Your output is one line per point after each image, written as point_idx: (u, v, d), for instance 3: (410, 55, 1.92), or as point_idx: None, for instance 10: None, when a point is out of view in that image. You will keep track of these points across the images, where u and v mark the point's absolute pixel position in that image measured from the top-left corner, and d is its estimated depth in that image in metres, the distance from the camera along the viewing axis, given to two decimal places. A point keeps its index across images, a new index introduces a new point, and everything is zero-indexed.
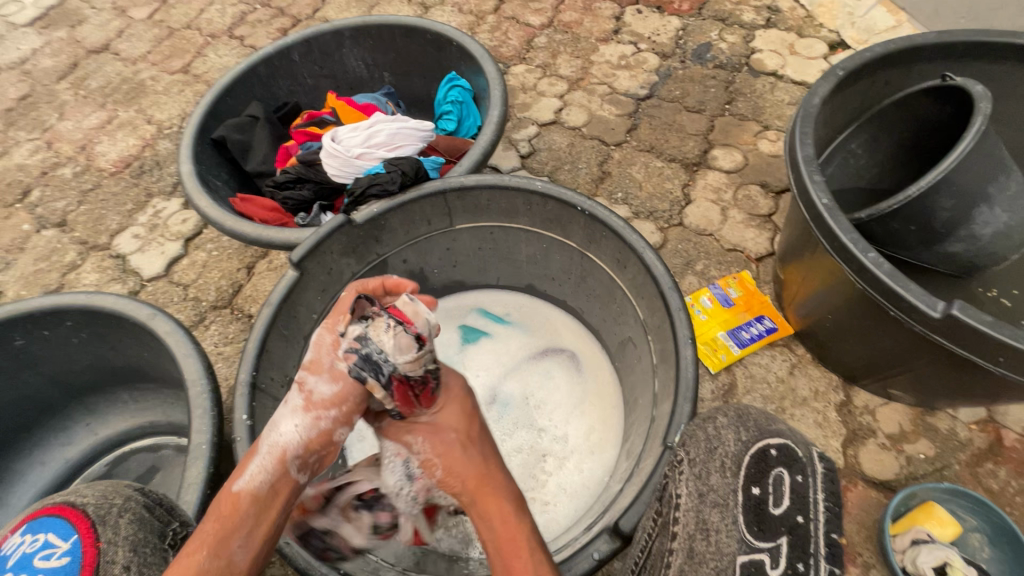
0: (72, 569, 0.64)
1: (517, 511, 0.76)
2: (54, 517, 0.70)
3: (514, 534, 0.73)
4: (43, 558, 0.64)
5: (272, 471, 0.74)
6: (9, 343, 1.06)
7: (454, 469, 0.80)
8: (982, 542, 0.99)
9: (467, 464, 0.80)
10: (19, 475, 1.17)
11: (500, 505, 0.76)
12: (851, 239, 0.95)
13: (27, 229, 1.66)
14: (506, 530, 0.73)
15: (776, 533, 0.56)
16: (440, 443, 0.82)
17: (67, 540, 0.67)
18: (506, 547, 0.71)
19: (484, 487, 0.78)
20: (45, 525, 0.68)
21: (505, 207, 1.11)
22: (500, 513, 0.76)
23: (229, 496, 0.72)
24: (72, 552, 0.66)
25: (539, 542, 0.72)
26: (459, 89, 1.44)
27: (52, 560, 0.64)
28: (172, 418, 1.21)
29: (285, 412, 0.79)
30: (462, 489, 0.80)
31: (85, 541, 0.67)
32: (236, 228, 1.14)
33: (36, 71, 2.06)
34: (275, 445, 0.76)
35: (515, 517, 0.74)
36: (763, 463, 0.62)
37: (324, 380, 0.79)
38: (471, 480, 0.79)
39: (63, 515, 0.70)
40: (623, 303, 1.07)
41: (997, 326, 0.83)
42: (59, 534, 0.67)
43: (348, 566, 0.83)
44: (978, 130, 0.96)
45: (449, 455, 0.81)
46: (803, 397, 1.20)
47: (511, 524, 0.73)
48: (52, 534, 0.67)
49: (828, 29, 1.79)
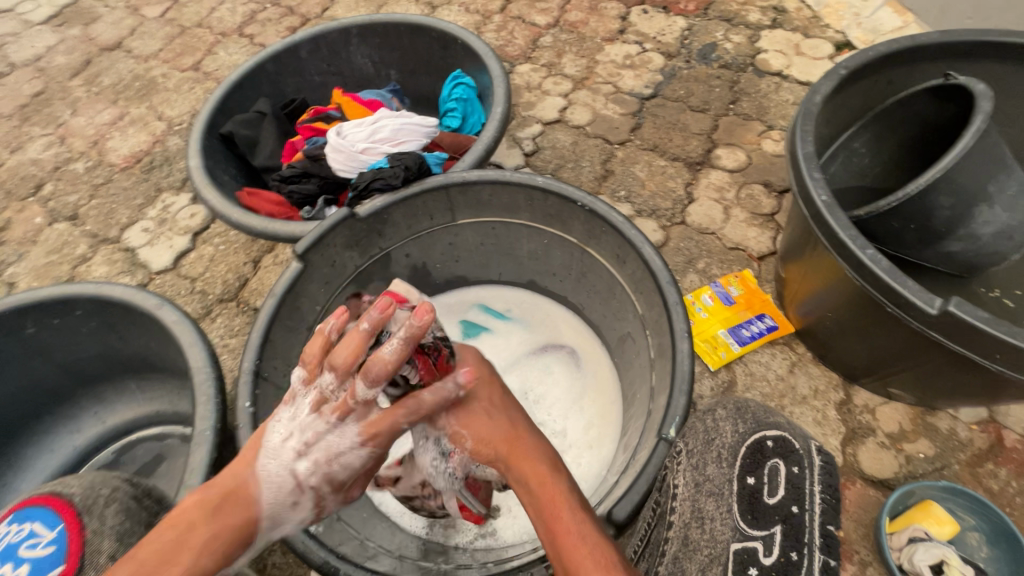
0: (58, 558, 0.68)
1: (552, 469, 0.70)
2: (40, 506, 0.73)
3: (557, 495, 0.66)
4: (29, 547, 0.68)
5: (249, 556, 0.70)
6: (20, 332, 1.09)
7: (484, 431, 0.76)
8: (980, 542, 0.98)
9: (495, 425, 0.76)
10: (29, 461, 1.20)
11: (535, 463, 0.71)
12: (850, 236, 0.95)
13: (39, 222, 1.69)
14: (546, 488, 0.67)
15: (770, 521, 0.57)
16: (466, 408, 0.78)
17: (53, 530, 0.71)
18: (550, 508, 0.65)
19: (518, 446, 0.73)
20: (31, 515, 0.72)
21: (507, 203, 1.12)
22: (537, 466, 0.70)
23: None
24: (58, 541, 0.70)
25: (581, 499, 0.66)
26: (464, 87, 1.45)
27: (39, 549, 0.68)
28: (178, 408, 1.23)
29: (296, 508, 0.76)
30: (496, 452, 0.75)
31: (71, 532, 0.71)
32: (242, 221, 1.16)
33: (49, 68, 2.10)
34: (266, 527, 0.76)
35: (552, 475, 0.68)
36: (758, 454, 0.63)
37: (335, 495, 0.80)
38: (504, 442, 0.74)
39: (49, 505, 0.73)
40: (623, 298, 1.08)
41: (994, 323, 0.84)
42: (45, 523, 0.71)
43: (346, 550, 0.85)
44: (978, 128, 0.96)
45: (476, 418, 0.78)
46: (802, 396, 1.20)
47: (545, 478, 0.68)
48: (38, 524, 0.71)
49: (834, 30, 1.79)
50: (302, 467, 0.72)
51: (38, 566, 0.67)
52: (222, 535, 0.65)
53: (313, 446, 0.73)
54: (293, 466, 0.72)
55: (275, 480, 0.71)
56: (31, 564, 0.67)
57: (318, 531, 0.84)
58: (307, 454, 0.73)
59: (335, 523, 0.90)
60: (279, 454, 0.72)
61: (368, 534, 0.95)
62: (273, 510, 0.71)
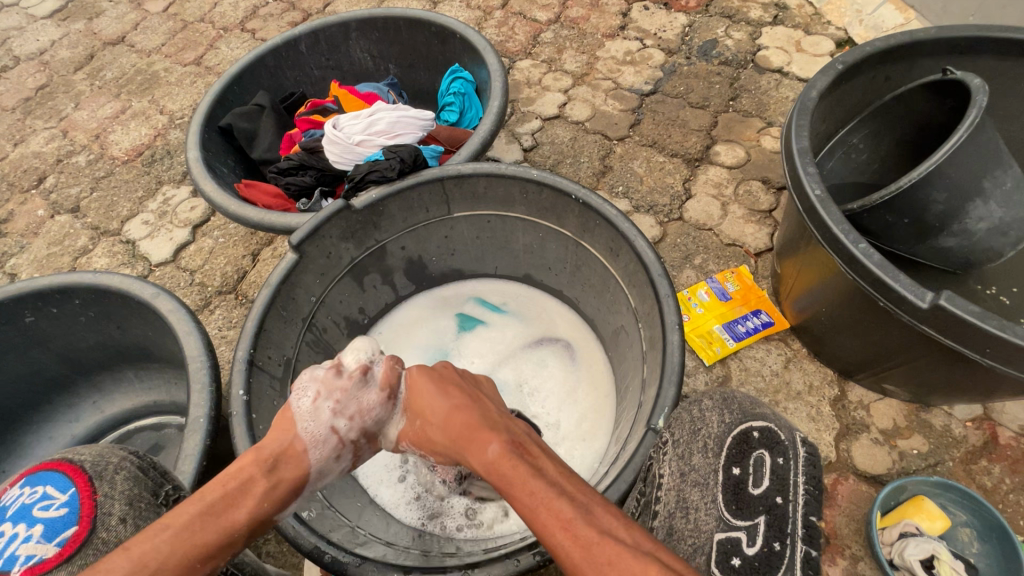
0: (70, 519, 0.68)
1: (498, 442, 0.66)
2: (52, 471, 0.73)
3: (502, 466, 0.63)
4: (43, 509, 0.68)
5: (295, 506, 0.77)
6: (20, 320, 1.10)
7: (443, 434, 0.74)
8: (971, 537, 0.98)
9: (452, 423, 0.73)
10: (29, 449, 1.21)
11: (484, 441, 0.67)
12: (842, 230, 0.95)
13: (41, 215, 1.70)
14: (495, 464, 0.63)
15: (754, 512, 0.61)
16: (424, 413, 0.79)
17: (65, 492, 0.70)
18: (507, 490, 0.61)
19: (470, 430, 0.70)
20: (43, 479, 0.72)
21: (502, 196, 1.13)
22: (486, 446, 0.66)
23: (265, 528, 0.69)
24: (70, 503, 0.69)
25: (535, 465, 0.62)
26: (462, 81, 1.46)
27: (52, 510, 0.68)
28: (175, 397, 1.24)
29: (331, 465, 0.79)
30: (458, 446, 0.71)
31: (82, 493, 0.70)
32: (239, 212, 1.16)
33: (53, 62, 2.11)
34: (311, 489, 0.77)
35: (505, 451, 0.64)
36: (744, 445, 0.66)
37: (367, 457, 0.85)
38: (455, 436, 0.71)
39: (60, 470, 0.73)
40: (616, 291, 1.08)
41: (983, 317, 0.84)
42: (57, 486, 0.71)
43: (337, 537, 0.85)
44: (973, 122, 0.96)
45: (434, 422, 0.76)
46: (796, 391, 1.20)
47: (494, 455, 0.64)
48: (51, 487, 0.71)
49: (835, 27, 1.78)
50: (339, 421, 0.80)
51: (52, 527, 0.67)
52: (274, 489, 0.70)
53: (345, 404, 0.81)
54: (331, 419, 0.79)
55: (318, 438, 0.77)
56: (44, 525, 0.67)
57: (309, 517, 0.84)
58: (342, 409, 0.81)
59: (327, 511, 0.90)
60: (316, 415, 0.78)
61: (360, 523, 0.95)
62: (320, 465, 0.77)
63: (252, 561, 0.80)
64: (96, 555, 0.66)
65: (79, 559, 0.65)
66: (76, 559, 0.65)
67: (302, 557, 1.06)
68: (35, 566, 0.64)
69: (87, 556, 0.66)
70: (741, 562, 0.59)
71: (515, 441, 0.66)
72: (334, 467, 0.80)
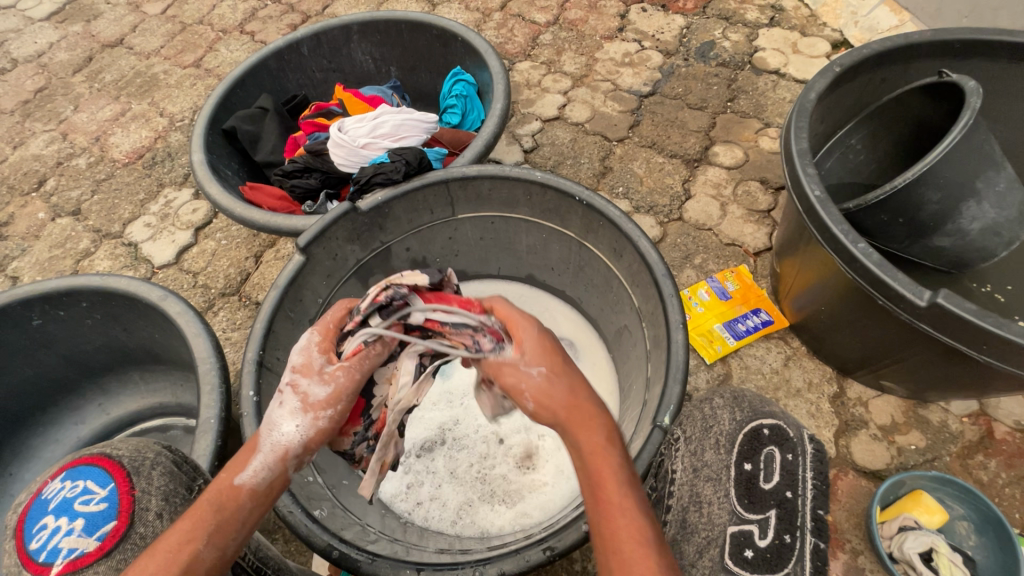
0: (110, 514, 0.67)
1: (614, 447, 0.62)
2: (92, 465, 0.71)
3: (608, 465, 0.61)
4: (83, 503, 0.67)
5: (275, 471, 0.68)
6: (27, 323, 1.10)
7: (554, 396, 0.67)
8: (968, 530, 1.00)
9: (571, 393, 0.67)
10: (34, 452, 1.22)
11: (592, 428, 0.63)
12: (842, 230, 0.97)
13: (42, 218, 1.70)
14: (596, 468, 0.60)
15: (765, 506, 0.64)
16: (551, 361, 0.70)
17: (105, 487, 0.69)
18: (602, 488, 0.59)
19: (578, 418, 0.65)
20: (84, 473, 0.70)
21: (506, 197, 1.14)
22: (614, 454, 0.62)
23: (233, 496, 0.65)
24: (110, 498, 0.68)
25: (635, 480, 0.61)
26: (464, 84, 1.48)
27: (92, 505, 0.67)
28: (182, 399, 1.25)
29: (279, 410, 0.72)
30: (556, 424, 0.66)
31: (121, 489, 0.69)
32: (246, 216, 1.17)
33: (52, 65, 2.11)
34: (275, 444, 0.69)
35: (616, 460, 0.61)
36: (756, 442, 0.69)
37: (317, 382, 0.74)
38: (562, 408, 0.65)
39: (100, 464, 0.71)
40: (620, 292, 1.10)
41: (981, 315, 0.85)
42: (98, 480, 0.69)
43: (350, 535, 0.86)
44: (966, 124, 0.98)
45: (515, 381, 0.69)
46: (796, 389, 1.22)
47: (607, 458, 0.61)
48: (91, 481, 0.69)
49: (831, 29, 1.81)
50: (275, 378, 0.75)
51: (92, 522, 0.66)
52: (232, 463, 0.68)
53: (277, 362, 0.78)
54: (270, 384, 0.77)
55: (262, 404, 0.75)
56: (86, 519, 0.66)
57: (321, 516, 0.86)
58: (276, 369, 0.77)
59: (337, 510, 0.91)
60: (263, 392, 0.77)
61: (367, 520, 0.97)
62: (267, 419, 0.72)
63: (275, 556, 0.81)
64: (135, 551, 0.66)
65: (119, 555, 0.65)
66: (115, 554, 0.65)
67: (310, 555, 1.08)
68: (75, 562, 0.63)
69: (126, 551, 0.66)
70: (754, 554, 0.61)
71: (626, 447, 0.62)
72: (282, 413, 0.72)
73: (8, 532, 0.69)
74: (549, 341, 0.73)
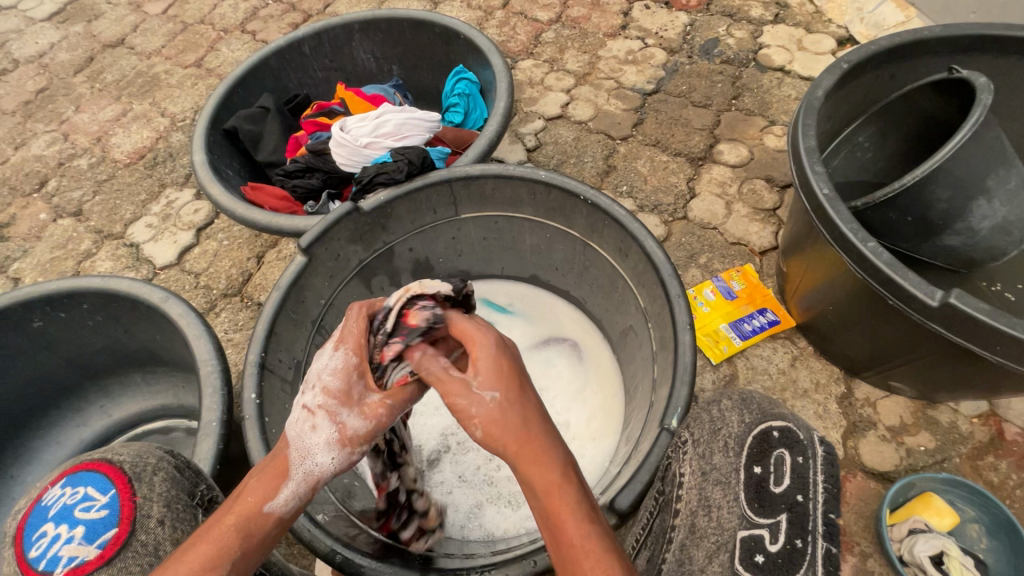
0: (111, 522, 0.66)
1: (568, 484, 0.59)
2: (93, 471, 0.70)
3: (562, 502, 0.57)
4: (83, 510, 0.66)
5: (304, 500, 0.69)
6: (27, 325, 1.10)
7: (501, 430, 0.63)
8: (980, 533, 0.99)
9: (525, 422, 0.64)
10: (36, 455, 1.21)
11: (546, 465, 0.60)
12: (851, 229, 0.96)
13: (43, 219, 1.69)
14: (549, 507, 0.57)
15: (776, 510, 0.61)
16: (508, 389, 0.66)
17: (105, 494, 0.68)
18: (554, 523, 0.56)
19: (529, 448, 0.61)
20: (85, 479, 0.69)
21: (510, 196, 1.13)
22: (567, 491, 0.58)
23: (263, 524, 0.65)
24: (110, 505, 0.67)
25: (593, 515, 0.57)
26: (466, 82, 1.47)
27: (92, 512, 0.66)
28: (183, 401, 1.24)
29: (314, 438, 0.73)
30: (504, 455, 0.63)
31: (122, 495, 0.68)
32: (247, 216, 1.16)
33: (53, 65, 2.10)
34: (308, 474, 0.70)
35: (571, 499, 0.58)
36: (765, 444, 0.66)
37: (356, 415, 0.76)
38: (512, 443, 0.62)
39: (100, 470, 0.70)
40: (625, 292, 1.09)
41: (994, 315, 0.84)
42: (98, 487, 0.68)
43: (354, 540, 0.85)
44: (976, 122, 0.97)
45: (462, 409, 0.66)
46: (803, 389, 1.21)
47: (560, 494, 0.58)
48: (91, 488, 0.68)
49: (837, 25, 1.79)
50: (307, 398, 0.77)
51: (93, 529, 0.65)
52: (263, 485, 0.67)
53: (311, 381, 0.78)
54: (301, 398, 0.78)
55: (292, 425, 0.75)
56: (86, 527, 0.65)
57: (322, 520, 0.85)
58: (309, 385, 0.78)
59: (340, 514, 0.91)
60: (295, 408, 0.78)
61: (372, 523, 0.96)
62: (295, 439, 0.73)
63: (278, 562, 0.80)
64: (136, 558, 0.65)
65: (119, 563, 0.64)
66: (116, 561, 0.64)
67: (313, 559, 1.07)
68: (76, 569, 0.62)
69: (127, 560, 0.64)
70: (765, 559, 0.59)
71: (584, 484, 0.59)
72: (316, 442, 0.73)
73: (8, 539, 0.68)
74: (513, 368, 0.69)
